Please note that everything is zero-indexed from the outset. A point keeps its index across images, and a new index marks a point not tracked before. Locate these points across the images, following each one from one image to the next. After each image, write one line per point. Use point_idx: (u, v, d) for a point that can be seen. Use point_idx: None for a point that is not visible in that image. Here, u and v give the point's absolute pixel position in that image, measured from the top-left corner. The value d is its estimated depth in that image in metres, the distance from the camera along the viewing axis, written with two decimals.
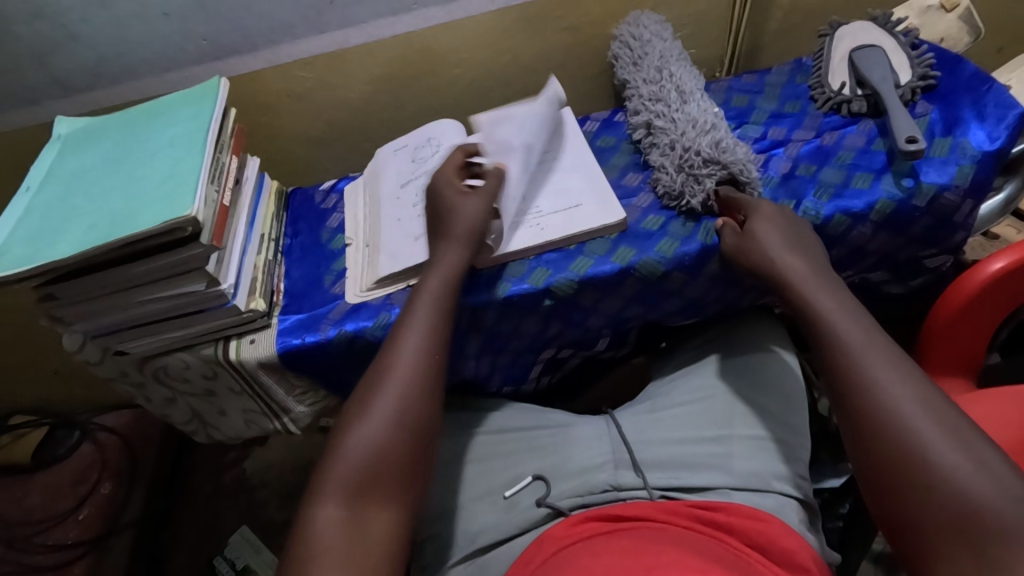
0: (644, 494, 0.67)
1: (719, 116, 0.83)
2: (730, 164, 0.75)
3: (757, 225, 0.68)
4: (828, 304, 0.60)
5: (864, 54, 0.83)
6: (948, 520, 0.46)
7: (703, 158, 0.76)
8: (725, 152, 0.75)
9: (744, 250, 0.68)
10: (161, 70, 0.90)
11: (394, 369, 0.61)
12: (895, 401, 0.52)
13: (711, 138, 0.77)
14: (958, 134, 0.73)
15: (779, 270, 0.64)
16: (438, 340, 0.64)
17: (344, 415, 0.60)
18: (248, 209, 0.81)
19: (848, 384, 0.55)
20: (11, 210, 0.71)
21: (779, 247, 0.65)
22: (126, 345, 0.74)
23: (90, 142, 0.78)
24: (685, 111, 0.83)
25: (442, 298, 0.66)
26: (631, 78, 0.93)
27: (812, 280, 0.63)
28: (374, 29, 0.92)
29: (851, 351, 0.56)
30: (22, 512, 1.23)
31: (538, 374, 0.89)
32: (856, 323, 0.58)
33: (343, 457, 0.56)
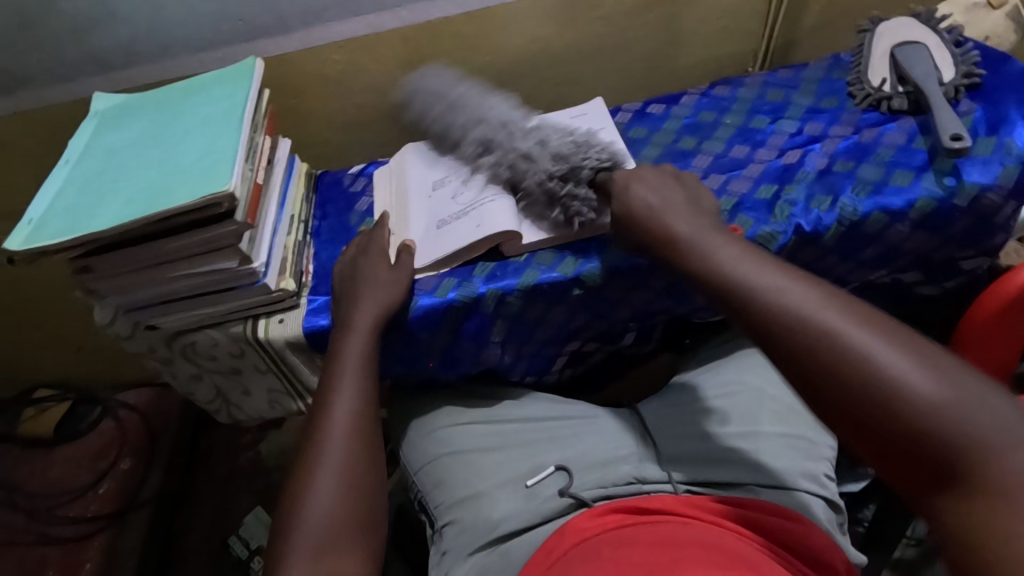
0: (669, 488, 0.66)
1: (537, 127, 0.78)
2: (582, 163, 0.73)
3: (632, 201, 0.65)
4: (733, 256, 0.55)
5: (906, 50, 0.81)
6: (914, 431, 0.41)
7: (557, 176, 0.72)
8: (573, 156, 0.73)
9: (632, 220, 0.64)
10: (197, 50, 0.91)
11: (328, 446, 0.61)
12: (822, 319, 0.47)
13: (550, 153, 0.74)
14: (1003, 133, 0.71)
15: (673, 235, 0.60)
16: (367, 401, 0.65)
17: (298, 478, 0.59)
18: (279, 189, 0.82)
19: (766, 321, 0.50)
20: (50, 182, 0.72)
21: (657, 206, 0.63)
22: (156, 320, 0.75)
23: (126, 119, 0.79)
24: (507, 143, 0.77)
25: (361, 364, 0.66)
26: (434, 122, 0.85)
27: (699, 235, 0.59)
28: (408, 14, 0.92)
29: (752, 290, 0.51)
30: (42, 484, 1.24)
31: (561, 365, 0.89)
32: (751, 262, 0.54)
33: (305, 518, 0.55)
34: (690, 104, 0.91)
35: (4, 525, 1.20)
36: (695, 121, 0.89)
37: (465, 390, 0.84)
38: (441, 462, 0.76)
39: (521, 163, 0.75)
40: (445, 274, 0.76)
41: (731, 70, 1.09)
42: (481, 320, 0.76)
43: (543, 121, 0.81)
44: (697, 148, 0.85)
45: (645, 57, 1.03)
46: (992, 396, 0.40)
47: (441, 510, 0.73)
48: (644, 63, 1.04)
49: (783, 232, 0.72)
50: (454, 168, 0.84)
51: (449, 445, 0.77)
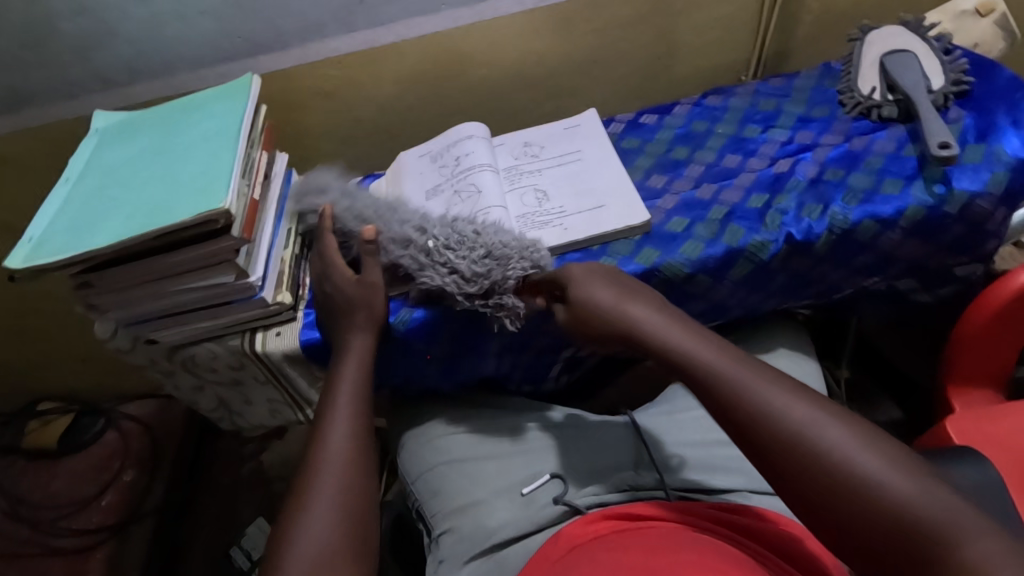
0: (662, 496, 0.67)
1: (441, 241, 0.70)
2: (506, 273, 0.68)
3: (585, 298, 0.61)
4: (683, 335, 0.55)
5: (896, 59, 0.82)
6: (892, 527, 0.41)
7: (475, 298, 0.69)
8: (495, 263, 0.68)
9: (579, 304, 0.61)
10: (196, 67, 0.92)
11: (323, 465, 0.62)
12: (793, 421, 0.46)
13: (453, 273, 0.69)
14: (992, 140, 0.72)
15: (634, 320, 0.58)
16: (361, 419, 0.66)
17: (296, 496, 0.60)
18: (277, 203, 0.83)
19: (738, 415, 0.49)
20: (52, 199, 0.73)
21: (609, 284, 0.61)
22: (156, 334, 0.76)
23: (126, 136, 0.81)
24: (402, 257, 0.71)
25: (358, 384, 0.68)
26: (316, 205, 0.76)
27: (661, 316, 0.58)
28: (403, 28, 0.93)
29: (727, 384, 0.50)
30: (46, 495, 1.25)
31: (558, 373, 0.89)
32: (722, 352, 0.52)
33: (307, 525, 0.57)
34: (682, 113, 0.92)
35: (9, 536, 1.21)
36: (688, 130, 0.90)
37: (463, 401, 0.84)
38: (437, 470, 0.77)
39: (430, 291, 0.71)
40: None
41: (724, 79, 1.10)
42: (476, 330, 0.76)
43: (428, 220, 0.72)
44: (689, 158, 0.85)
45: (640, 66, 1.04)
46: (954, 495, 0.41)
47: (438, 518, 0.74)
48: (638, 73, 1.05)
49: (774, 241, 0.72)
50: (448, 177, 0.83)
51: (445, 454, 0.77)
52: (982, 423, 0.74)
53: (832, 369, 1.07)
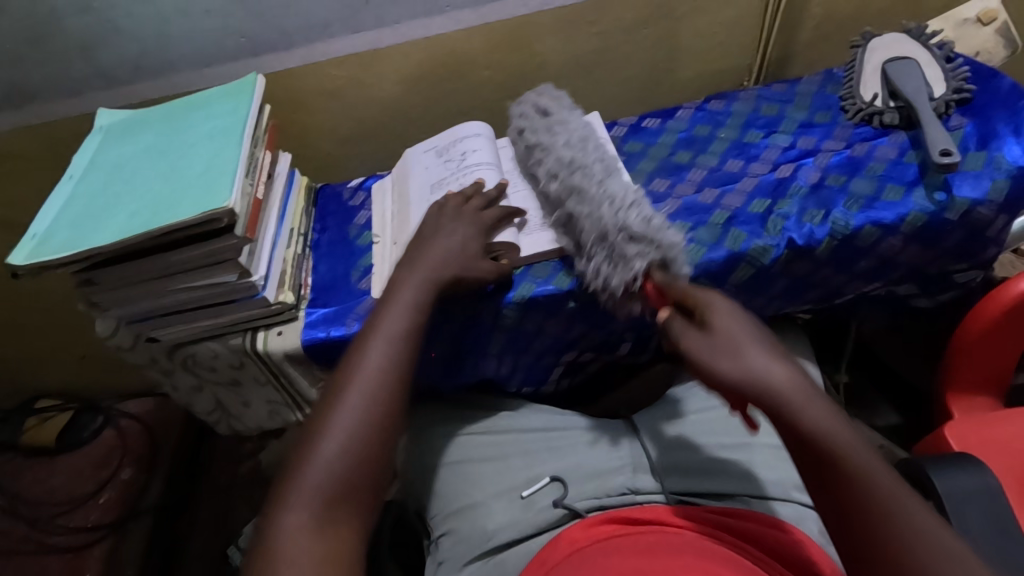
0: (661, 499, 0.67)
1: (624, 193, 0.71)
2: (666, 242, 0.66)
3: (734, 359, 0.52)
4: (823, 421, 0.48)
5: (897, 66, 0.82)
6: None
7: (628, 235, 0.67)
8: (659, 227, 0.67)
9: (723, 352, 0.53)
10: (200, 65, 0.92)
11: (356, 385, 0.57)
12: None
13: (639, 213, 0.69)
14: (993, 148, 0.72)
15: (763, 385, 0.50)
16: (406, 345, 0.62)
17: (315, 415, 0.56)
18: (279, 203, 0.83)
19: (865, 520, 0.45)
20: (55, 196, 0.73)
21: (745, 341, 0.53)
22: (156, 332, 0.76)
23: (130, 134, 0.81)
24: (604, 182, 0.73)
25: (406, 315, 0.64)
26: (552, 118, 0.83)
27: (803, 390, 0.50)
28: (408, 29, 0.93)
29: (891, 503, 0.44)
30: (45, 492, 1.25)
31: (558, 376, 0.88)
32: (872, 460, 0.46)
33: (314, 465, 0.52)
34: (685, 117, 0.93)
35: (6, 534, 1.21)
36: (690, 135, 0.90)
37: (463, 401, 0.84)
38: (438, 472, 0.77)
39: (599, 203, 0.71)
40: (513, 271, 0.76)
41: (727, 84, 1.10)
42: (479, 330, 0.76)
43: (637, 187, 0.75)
44: (691, 162, 0.86)
45: (643, 71, 1.05)
46: None
47: (437, 520, 0.74)
48: (641, 77, 1.05)
49: (775, 246, 0.72)
50: (454, 171, 0.84)
51: (446, 456, 0.78)
52: (981, 428, 0.74)
53: (832, 373, 1.07)
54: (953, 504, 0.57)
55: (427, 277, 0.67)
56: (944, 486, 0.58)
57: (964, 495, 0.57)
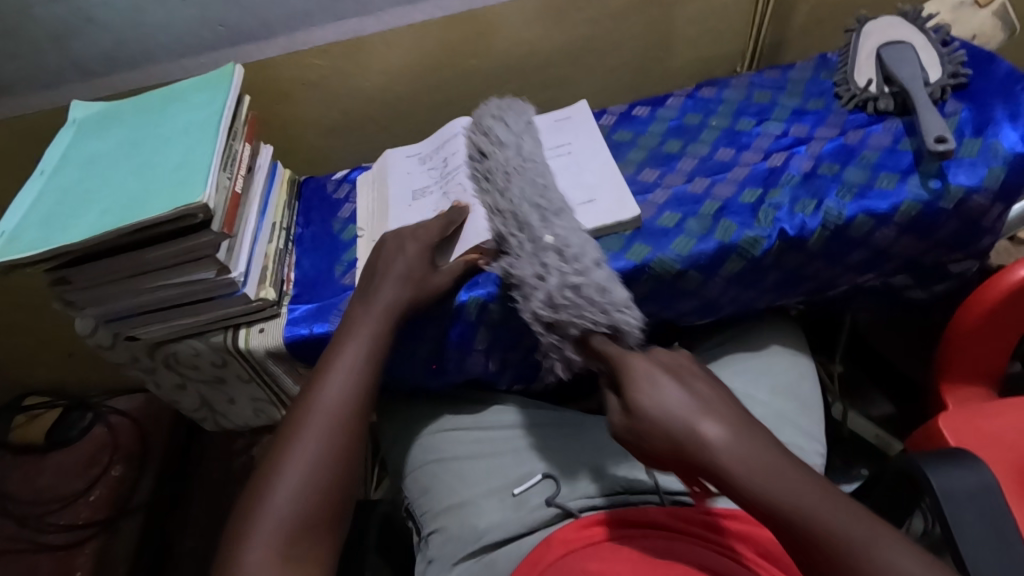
0: (655, 499, 0.66)
1: (528, 266, 0.65)
2: (574, 324, 0.62)
3: (665, 428, 0.50)
4: (756, 472, 0.47)
5: (893, 50, 0.80)
6: None
7: (544, 323, 0.65)
8: (562, 309, 0.62)
9: (643, 432, 0.51)
10: (178, 56, 0.90)
11: (313, 421, 0.58)
12: None
13: (544, 292, 0.63)
14: (990, 134, 0.70)
15: (697, 449, 0.49)
16: (365, 377, 0.62)
17: (271, 454, 0.57)
18: (260, 196, 0.81)
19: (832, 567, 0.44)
20: (27, 192, 0.71)
21: (668, 402, 0.51)
22: (136, 330, 0.75)
23: (105, 127, 0.78)
24: (516, 252, 0.67)
25: (370, 343, 0.64)
26: (485, 164, 0.75)
27: (731, 442, 0.48)
28: (391, 17, 0.91)
29: (841, 539, 0.44)
30: (34, 492, 1.24)
31: (549, 370, 0.84)
32: (813, 498, 0.46)
33: (268, 512, 0.52)
34: (676, 105, 0.90)
35: None
36: (681, 123, 0.88)
37: (452, 398, 0.83)
38: (428, 469, 0.76)
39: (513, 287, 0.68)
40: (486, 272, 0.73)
41: (720, 71, 1.08)
42: (465, 326, 0.75)
43: (553, 237, 0.66)
44: (682, 151, 0.84)
45: (633, 58, 1.02)
46: None
47: (427, 518, 0.73)
48: (631, 64, 1.03)
49: (767, 237, 0.71)
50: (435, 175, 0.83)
51: (437, 453, 0.76)
52: (975, 420, 0.72)
53: (826, 364, 1.06)
54: (947, 502, 0.56)
55: (394, 304, 0.67)
56: (939, 483, 0.56)
57: (959, 492, 0.56)
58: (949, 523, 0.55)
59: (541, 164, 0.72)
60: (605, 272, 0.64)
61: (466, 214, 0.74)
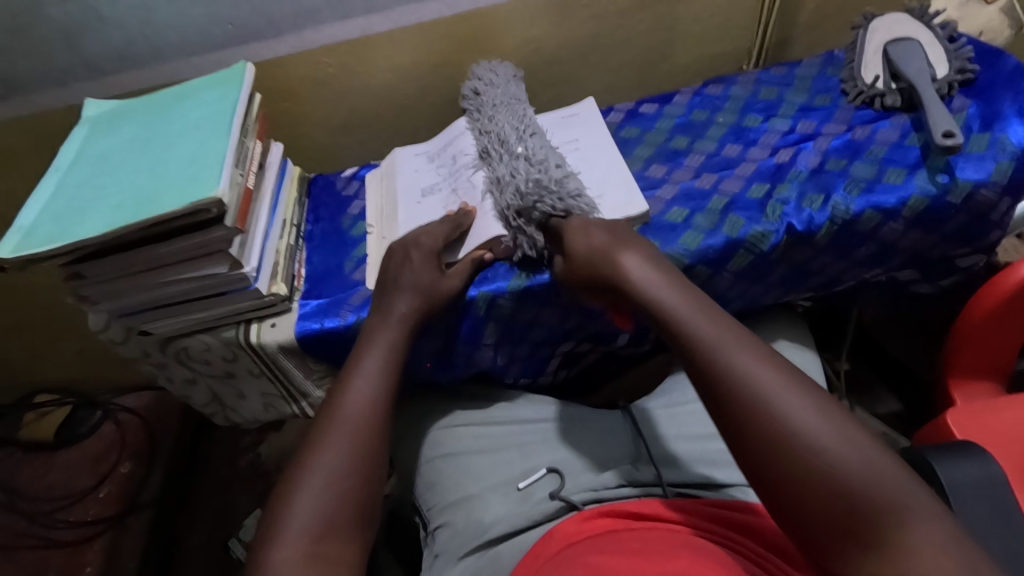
0: (659, 492, 0.67)
1: (503, 171, 0.73)
2: (536, 205, 0.69)
3: (597, 256, 0.63)
4: (663, 289, 0.59)
5: (899, 46, 0.80)
6: (824, 495, 0.45)
7: (513, 212, 0.71)
8: (527, 194, 0.69)
9: (588, 260, 0.64)
10: (188, 55, 0.91)
11: (337, 424, 0.60)
12: (766, 392, 0.50)
13: (514, 187, 0.71)
14: (997, 129, 0.71)
15: (616, 274, 0.62)
16: (387, 383, 0.64)
17: (295, 463, 0.58)
18: (271, 193, 0.82)
19: (707, 376, 0.52)
20: (41, 188, 0.72)
21: (600, 242, 0.64)
22: (149, 325, 0.75)
23: (117, 125, 0.79)
24: (495, 163, 0.76)
25: (388, 351, 0.66)
26: (476, 101, 0.85)
27: (646, 274, 0.61)
28: (399, 15, 0.91)
29: (721, 343, 0.53)
30: (43, 488, 1.25)
31: (555, 367, 0.87)
32: (703, 315, 0.56)
33: (295, 512, 0.54)
34: (683, 102, 0.91)
35: (6, 529, 1.21)
36: (687, 120, 0.89)
37: (460, 392, 0.83)
38: (434, 464, 0.76)
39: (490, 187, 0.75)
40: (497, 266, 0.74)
41: (725, 68, 1.08)
42: (474, 321, 0.75)
43: (530, 144, 0.75)
44: (689, 148, 0.84)
45: (639, 56, 1.03)
46: (903, 478, 0.45)
47: (433, 512, 0.73)
48: (637, 62, 1.04)
49: (775, 232, 0.71)
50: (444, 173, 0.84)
51: (442, 448, 0.77)
52: (982, 415, 0.73)
53: (832, 361, 1.06)
54: (955, 494, 0.56)
55: (413, 308, 0.68)
56: (947, 476, 0.57)
57: (967, 484, 0.56)
58: (956, 514, 0.55)
59: (526, 99, 0.84)
60: (567, 171, 0.72)
61: (472, 217, 0.75)
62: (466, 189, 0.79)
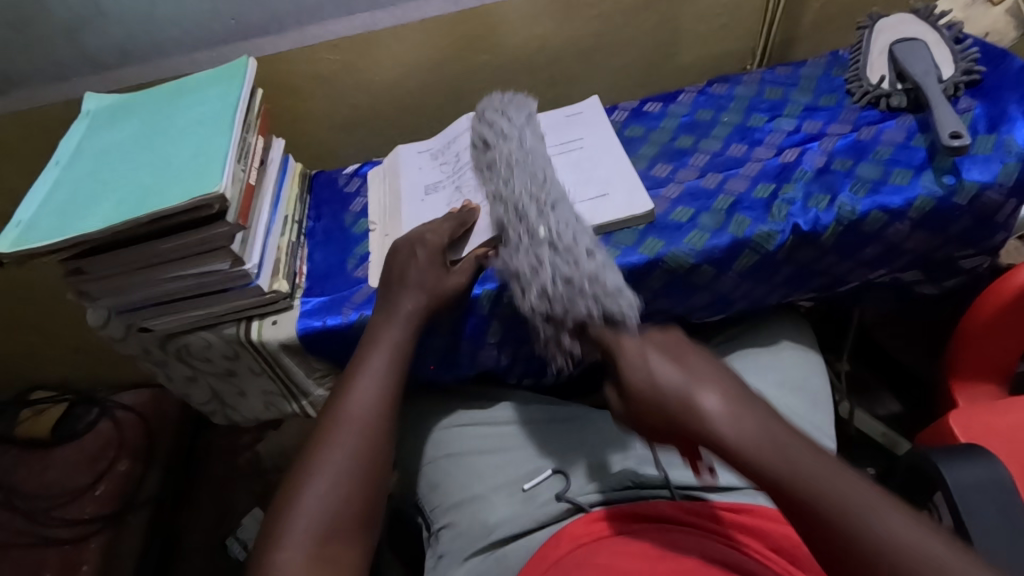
0: (666, 493, 0.66)
1: (522, 260, 0.65)
2: (568, 314, 0.61)
3: (678, 405, 0.51)
4: (760, 443, 0.48)
5: (905, 47, 0.80)
6: None
7: (544, 317, 0.64)
8: (556, 302, 0.61)
9: (665, 410, 0.51)
10: (190, 49, 0.90)
11: (342, 424, 0.60)
12: (924, 571, 0.41)
13: (538, 284, 0.63)
14: (1003, 130, 0.71)
15: (701, 425, 0.50)
16: (392, 384, 0.64)
17: (299, 464, 0.58)
18: (273, 189, 0.81)
19: (842, 550, 0.44)
20: (40, 183, 0.71)
21: (675, 382, 0.52)
22: (149, 322, 0.74)
23: (118, 119, 0.78)
24: (513, 246, 0.66)
25: (392, 353, 0.65)
26: (488, 155, 0.76)
27: (736, 426, 0.49)
28: (403, 12, 0.91)
29: (844, 510, 0.44)
30: (40, 486, 1.24)
31: (559, 368, 0.84)
32: (810, 465, 0.46)
33: (298, 514, 0.53)
34: (687, 101, 0.91)
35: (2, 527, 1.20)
36: (692, 119, 0.88)
37: (462, 392, 0.83)
38: (437, 464, 0.76)
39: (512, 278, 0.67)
40: None
41: (729, 68, 1.08)
42: (478, 320, 0.75)
43: (550, 223, 0.64)
44: (694, 147, 0.84)
45: (644, 55, 1.03)
46: None
47: (437, 513, 0.73)
48: (641, 61, 1.03)
49: (781, 232, 0.71)
50: (446, 171, 0.83)
51: (445, 449, 0.76)
52: (987, 419, 0.72)
53: (834, 362, 1.06)
54: (962, 496, 0.56)
55: (418, 309, 0.68)
56: (954, 478, 0.57)
57: (974, 486, 0.56)
58: (963, 516, 0.55)
59: (545, 155, 0.73)
60: (599, 260, 0.61)
61: (477, 215, 0.74)
62: (470, 187, 0.79)
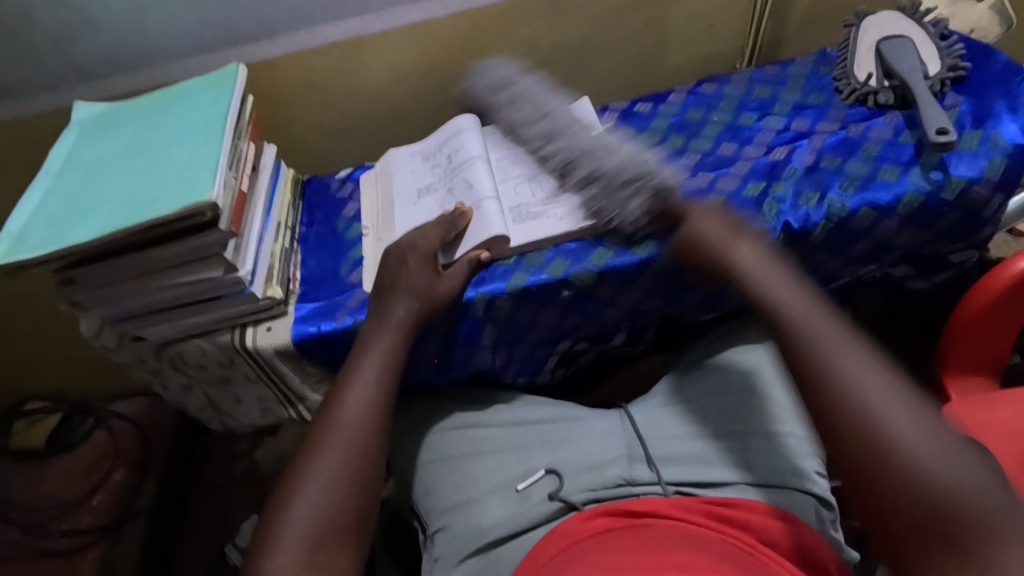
0: (658, 490, 0.67)
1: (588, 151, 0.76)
2: (650, 174, 0.70)
3: (724, 250, 0.62)
4: (770, 274, 0.58)
5: (892, 44, 0.81)
6: (920, 499, 0.43)
7: (625, 180, 0.71)
8: (641, 165, 0.71)
9: (699, 247, 0.63)
10: (179, 57, 0.90)
11: (335, 429, 0.60)
12: (858, 385, 0.48)
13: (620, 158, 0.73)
14: (990, 125, 0.71)
15: (730, 264, 0.60)
16: (385, 388, 0.64)
17: (292, 471, 0.58)
18: (265, 196, 0.81)
19: (807, 371, 0.51)
20: (32, 193, 0.71)
21: (719, 235, 0.63)
22: (143, 331, 0.74)
23: (108, 128, 0.78)
24: (581, 141, 0.78)
25: (385, 357, 0.66)
26: (495, 95, 0.86)
27: (767, 269, 0.59)
28: (392, 16, 0.91)
29: (817, 336, 0.51)
30: (35, 497, 1.23)
31: (553, 366, 0.87)
32: (809, 307, 0.54)
33: (290, 522, 0.53)
34: (677, 101, 0.91)
35: None
36: (683, 119, 0.89)
37: (458, 395, 0.83)
38: (432, 468, 0.76)
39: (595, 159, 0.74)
40: (497, 264, 0.75)
41: (718, 67, 1.08)
42: (472, 323, 0.75)
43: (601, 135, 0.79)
44: (685, 147, 0.84)
45: (633, 56, 1.03)
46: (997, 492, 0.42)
47: (432, 516, 0.73)
48: (631, 62, 1.04)
49: (772, 229, 0.71)
50: (437, 173, 0.83)
51: (440, 452, 0.76)
52: (979, 412, 0.73)
53: None
54: None
55: (410, 313, 0.68)
56: None
57: None
58: None
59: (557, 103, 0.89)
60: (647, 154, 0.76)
61: (468, 218, 0.75)
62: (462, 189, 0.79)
